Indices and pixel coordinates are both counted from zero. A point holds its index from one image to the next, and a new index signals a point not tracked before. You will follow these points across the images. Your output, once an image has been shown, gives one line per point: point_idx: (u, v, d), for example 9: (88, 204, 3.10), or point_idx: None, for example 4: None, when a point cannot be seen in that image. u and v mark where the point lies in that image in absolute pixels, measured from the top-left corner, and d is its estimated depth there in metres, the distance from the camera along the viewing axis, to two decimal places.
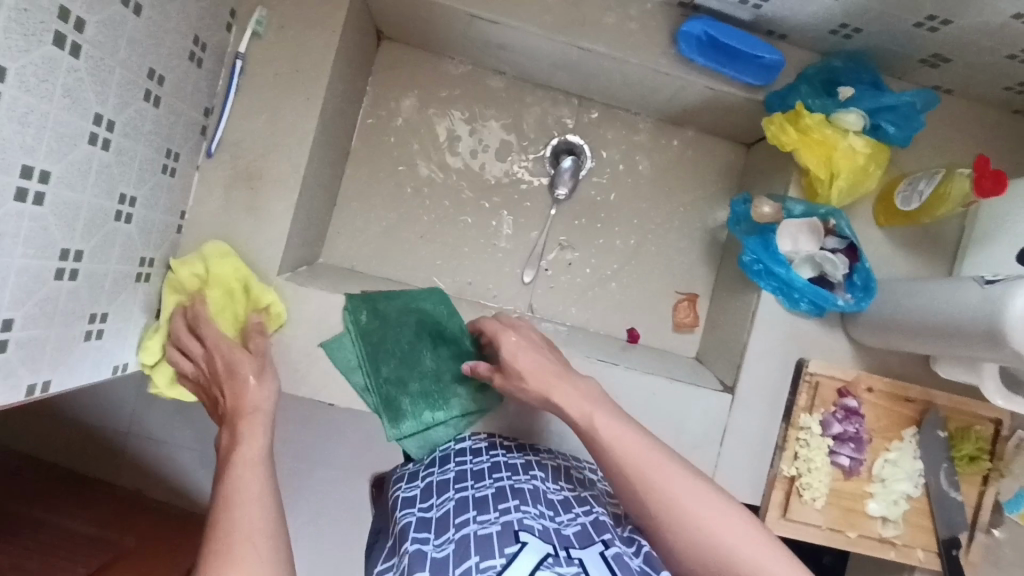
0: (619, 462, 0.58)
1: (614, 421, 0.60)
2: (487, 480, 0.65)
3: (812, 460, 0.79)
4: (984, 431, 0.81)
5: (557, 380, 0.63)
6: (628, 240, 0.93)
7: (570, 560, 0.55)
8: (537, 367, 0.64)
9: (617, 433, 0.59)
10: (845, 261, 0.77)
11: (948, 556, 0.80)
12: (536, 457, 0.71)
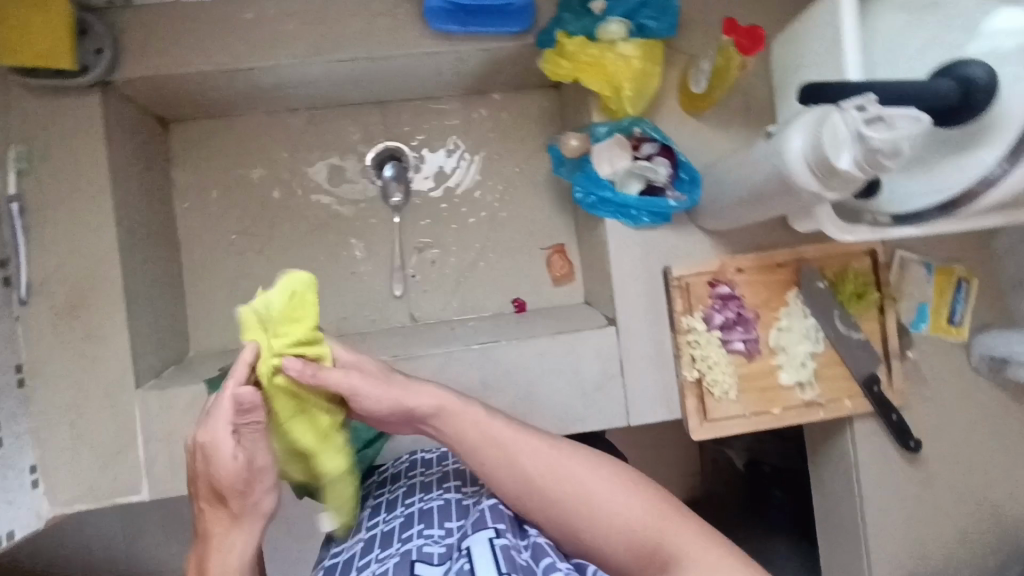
0: (499, 447, 0.60)
1: (488, 414, 0.61)
2: (399, 508, 0.66)
3: (708, 357, 0.80)
4: (861, 265, 0.83)
5: (416, 397, 0.59)
6: (480, 218, 0.93)
7: (460, 558, 0.54)
8: (382, 394, 0.58)
9: (494, 422, 0.61)
10: (664, 162, 0.78)
11: (873, 394, 0.82)
12: (455, 466, 0.72)
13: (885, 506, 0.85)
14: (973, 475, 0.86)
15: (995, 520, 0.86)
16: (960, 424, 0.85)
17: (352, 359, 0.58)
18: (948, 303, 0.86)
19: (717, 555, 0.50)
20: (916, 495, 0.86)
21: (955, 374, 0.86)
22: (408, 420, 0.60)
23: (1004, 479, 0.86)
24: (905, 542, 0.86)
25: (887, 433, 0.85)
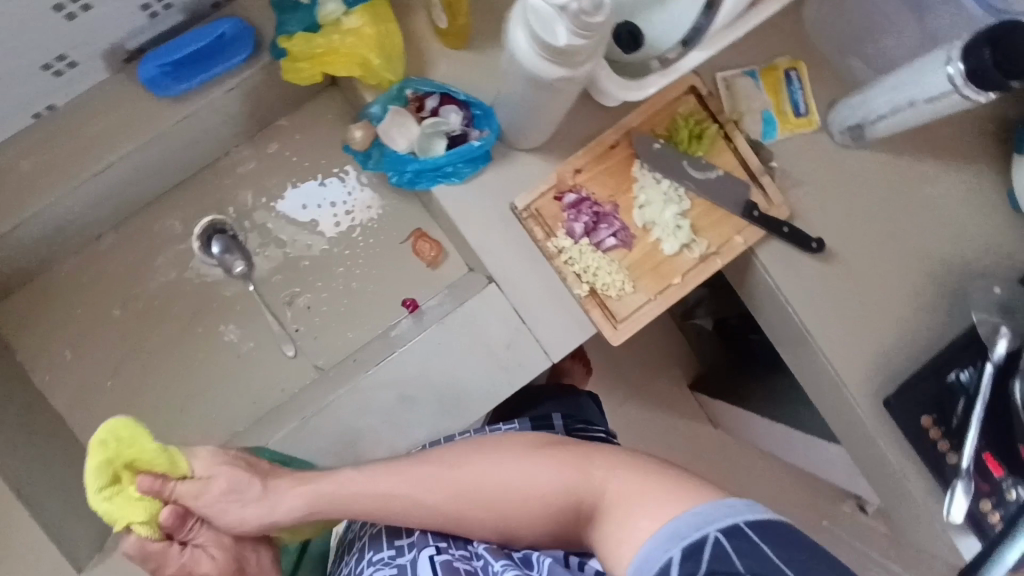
0: (416, 491, 0.60)
1: (379, 469, 0.63)
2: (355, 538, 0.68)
3: (589, 268, 0.79)
4: (688, 108, 0.82)
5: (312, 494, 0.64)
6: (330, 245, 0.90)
7: None
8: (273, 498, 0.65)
9: (401, 467, 0.62)
10: (450, 109, 0.76)
11: (756, 218, 0.81)
12: None
13: (822, 309, 0.86)
14: (882, 240, 0.87)
15: (923, 268, 0.87)
16: (846, 202, 0.86)
17: (228, 474, 0.65)
18: (788, 98, 0.84)
19: (634, 480, 0.52)
20: (843, 284, 0.86)
21: (822, 159, 0.85)
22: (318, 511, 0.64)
23: (910, 229, 0.87)
24: (855, 330, 0.86)
25: (789, 245, 0.84)
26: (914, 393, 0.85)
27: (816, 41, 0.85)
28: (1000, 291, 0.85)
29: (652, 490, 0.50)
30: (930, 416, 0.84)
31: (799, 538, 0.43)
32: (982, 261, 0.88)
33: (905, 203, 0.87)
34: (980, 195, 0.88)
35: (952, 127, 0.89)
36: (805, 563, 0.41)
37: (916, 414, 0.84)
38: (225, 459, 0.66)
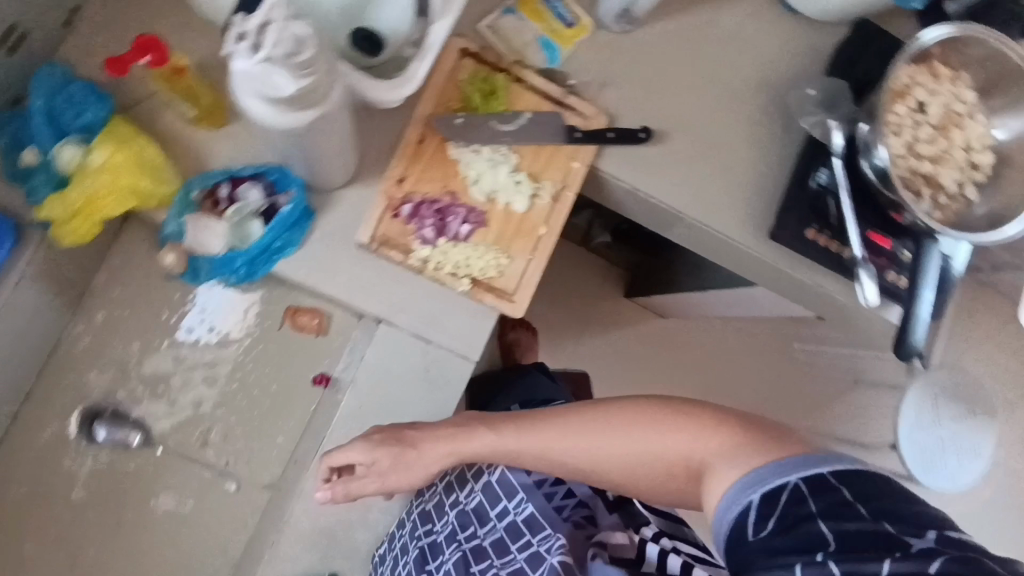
0: (536, 447, 0.68)
1: (502, 431, 0.71)
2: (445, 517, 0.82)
3: (460, 262, 0.78)
4: (471, 69, 0.81)
5: (445, 437, 0.73)
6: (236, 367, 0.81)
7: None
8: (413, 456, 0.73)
9: (519, 433, 0.70)
10: (246, 187, 0.72)
11: (580, 138, 0.83)
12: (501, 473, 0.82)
13: (679, 184, 0.89)
14: (696, 97, 0.91)
15: (742, 102, 0.92)
16: (648, 83, 0.89)
17: (384, 449, 0.72)
18: (552, 16, 0.85)
19: (742, 439, 0.56)
20: (685, 153, 0.90)
21: (610, 54, 0.88)
22: (450, 453, 0.73)
23: (715, 75, 0.91)
24: (717, 186, 0.90)
25: (621, 145, 0.87)
26: (793, 213, 0.89)
27: None
28: (816, 91, 0.90)
29: (754, 448, 0.54)
30: (814, 227, 0.89)
31: (877, 484, 0.48)
32: (785, 71, 0.93)
33: (700, 55, 0.91)
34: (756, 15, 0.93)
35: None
36: (879, 503, 0.46)
37: (803, 230, 0.89)
38: (375, 444, 0.72)
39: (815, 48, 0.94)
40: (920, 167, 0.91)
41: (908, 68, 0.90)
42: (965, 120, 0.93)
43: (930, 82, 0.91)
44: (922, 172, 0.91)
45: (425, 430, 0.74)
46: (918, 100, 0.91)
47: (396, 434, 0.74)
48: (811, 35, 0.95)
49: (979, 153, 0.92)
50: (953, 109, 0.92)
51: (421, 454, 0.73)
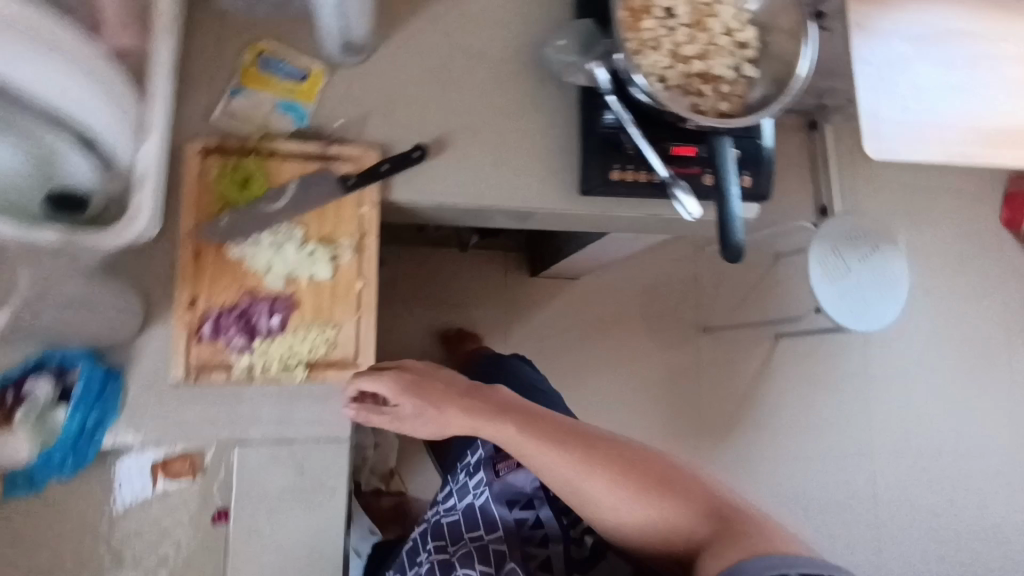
0: (562, 475, 0.75)
1: (554, 447, 0.75)
2: (450, 530, 0.94)
3: (285, 353, 0.76)
4: (220, 163, 0.79)
5: (473, 403, 0.77)
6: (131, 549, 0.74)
7: None
8: (441, 410, 0.76)
9: (565, 456, 0.74)
10: (29, 382, 0.70)
11: (355, 184, 0.81)
12: (528, 499, 0.97)
13: (477, 181, 0.89)
14: (456, 93, 0.90)
15: (504, 77, 0.91)
16: (405, 101, 0.88)
17: (410, 396, 0.75)
18: (279, 78, 0.83)
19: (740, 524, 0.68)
20: (469, 149, 0.90)
21: (354, 89, 0.86)
22: (469, 411, 0.77)
23: (466, 64, 0.90)
24: (513, 167, 0.90)
25: (402, 170, 0.85)
26: (592, 162, 0.89)
27: (249, 14, 0.83)
28: (565, 42, 0.90)
29: (738, 532, 0.66)
30: (616, 166, 0.89)
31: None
32: (532, 30, 0.93)
33: (443, 52, 0.90)
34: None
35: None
36: None
37: (606, 174, 0.89)
38: (401, 391, 0.74)
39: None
40: (694, 68, 0.90)
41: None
42: (714, 7, 0.93)
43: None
44: (698, 71, 0.91)
45: (459, 395, 0.78)
46: (662, 9, 0.91)
47: (425, 381, 0.77)
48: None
49: (740, 30, 0.92)
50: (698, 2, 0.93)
51: (453, 405, 0.76)
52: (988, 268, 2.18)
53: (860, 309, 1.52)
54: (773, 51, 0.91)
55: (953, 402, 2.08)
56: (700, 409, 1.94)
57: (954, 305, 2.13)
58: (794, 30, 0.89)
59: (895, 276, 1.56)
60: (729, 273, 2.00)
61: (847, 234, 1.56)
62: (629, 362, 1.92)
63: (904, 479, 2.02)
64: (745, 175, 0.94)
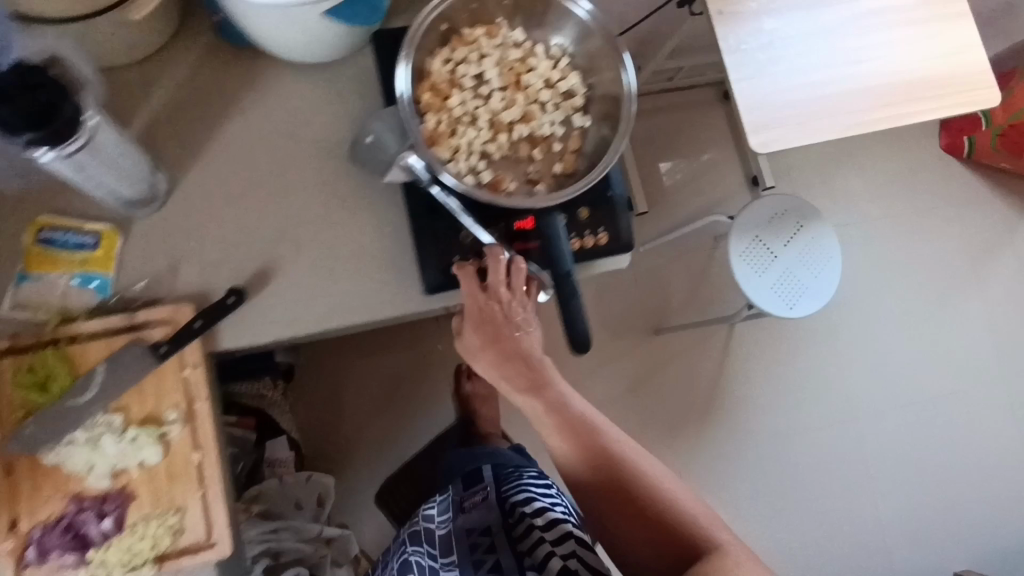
0: (601, 463, 0.85)
1: (612, 435, 0.88)
2: (429, 542, 1.06)
3: (127, 554, 0.72)
4: (18, 363, 0.73)
5: (512, 360, 0.85)
6: None
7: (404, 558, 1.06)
8: (492, 365, 0.86)
9: (599, 445, 0.86)
10: None
11: (169, 350, 0.75)
12: (495, 515, 1.03)
13: (312, 306, 0.82)
14: (270, 216, 0.83)
15: (318, 185, 0.85)
16: (217, 237, 0.82)
17: (473, 291, 0.80)
18: (68, 252, 0.77)
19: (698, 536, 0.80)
20: (297, 273, 0.83)
21: (155, 239, 0.80)
22: (506, 377, 0.86)
23: (274, 182, 0.84)
24: (350, 278, 0.84)
25: (223, 319, 0.79)
26: (428, 261, 0.82)
27: (24, 191, 0.78)
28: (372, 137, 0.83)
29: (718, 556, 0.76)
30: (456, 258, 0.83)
31: None
32: (342, 124, 0.85)
33: (245, 174, 0.83)
34: (272, 95, 0.84)
35: (185, 83, 0.82)
36: None
37: (446, 271, 0.82)
38: (479, 294, 0.80)
39: (357, 80, 0.86)
40: (519, 133, 0.84)
41: (435, 56, 0.80)
42: (528, 57, 0.84)
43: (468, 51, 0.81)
44: (524, 135, 0.84)
45: (508, 358, 0.85)
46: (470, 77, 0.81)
47: (492, 330, 0.83)
48: (338, 72, 0.86)
49: (560, 77, 0.85)
50: (509, 56, 0.83)
51: (493, 357, 0.85)
52: (948, 194, 2.05)
53: (795, 296, 1.45)
54: (599, 92, 0.85)
55: (940, 342, 1.96)
56: (673, 412, 1.84)
57: (921, 241, 2.00)
58: (613, 71, 0.82)
59: (826, 254, 1.49)
60: (673, 266, 1.88)
61: (778, 211, 1.49)
62: (587, 383, 1.81)
63: (903, 433, 1.91)
64: (601, 232, 0.86)
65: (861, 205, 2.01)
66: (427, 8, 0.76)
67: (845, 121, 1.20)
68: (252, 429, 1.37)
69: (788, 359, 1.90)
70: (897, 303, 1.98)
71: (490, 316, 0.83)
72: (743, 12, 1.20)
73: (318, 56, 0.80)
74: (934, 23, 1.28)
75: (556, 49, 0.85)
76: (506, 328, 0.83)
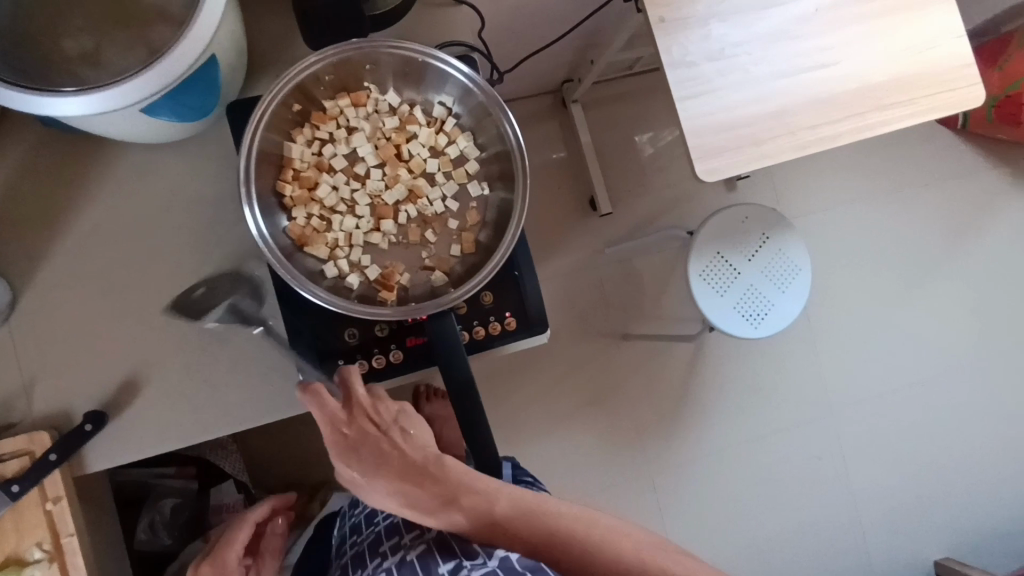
0: (540, 537, 0.71)
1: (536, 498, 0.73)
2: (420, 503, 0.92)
3: None
4: None
5: (407, 474, 0.70)
6: None
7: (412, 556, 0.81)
8: (392, 497, 0.69)
9: (530, 515, 0.72)
10: None
11: (19, 490, 0.69)
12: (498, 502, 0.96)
13: (188, 416, 0.77)
14: (134, 318, 0.77)
15: (186, 281, 0.78)
16: (79, 351, 0.75)
17: (327, 414, 0.69)
18: None
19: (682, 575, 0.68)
20: (168, 381, 0.77)
21: (12, 361, 0.74)
22: (398, 495, 0.69)
23: (137, 281, 0.77)
24: (229, 382, 0.78)
25: (86, 443, 0.73)
26: (307, 367, 0.75)
27: None
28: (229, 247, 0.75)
29: None
30: (343, 363, 0.76)
31: None
32: (212, 215, 0.79)
33: (102, 273, 0.77)
34: (126, 183, 0.78)
35: (29, 177, 0.76)
36: None
37: (331, 377, 0.76)
38: (344, 420, 0.70)
39: (224, 166, 0.79)
40: (407, 215, 0.77)
41: (297, 140, 0.74)
42: (407, 123, 0.77)
43: (334, 129, 0.75)
44: (415, 215, 0.77)
45: (399, 473, 0.69)
46: (341, 158, 0.76)
47: (371, 444, 0.70)
48: (201, 154, 0.79)
49: (446, 142, 0.77)
50: (384, 125, 0.76)
51: (387, 478, 0.69)
52: (978, 172, 1.76)
53: (759, 314, 1.35)
54: (490, 153, 0.77)
55: (967, 342, 1.71)
56: (658, 444, 1.60)
57: (941, 229, 1.73)
58: (497, 130, 0.73)
59: (792, 265, 1.38)
60: (650, 269, 1.66)
61: (741, 219, 1.38)
62: (560, 414, 1.59)
63: (922, 453, 1.67)
64: (507, 316, 0.78)
65: (874, 190, 1.72)
66: (266, 92, 0.66)
67: (798, 140, 1.10)
68: (194, 478, 1.26)
69: (789, 377, 1.65)
70: (917, 304, 1.70)
71: (360, 435, 0.69)
72: (687, 19, 1.09)
73: (157, 135, 0.72)
74: (909, 10, 1.15)
75: (439, 110, 0.77)
76: (388, 440, 0.70)
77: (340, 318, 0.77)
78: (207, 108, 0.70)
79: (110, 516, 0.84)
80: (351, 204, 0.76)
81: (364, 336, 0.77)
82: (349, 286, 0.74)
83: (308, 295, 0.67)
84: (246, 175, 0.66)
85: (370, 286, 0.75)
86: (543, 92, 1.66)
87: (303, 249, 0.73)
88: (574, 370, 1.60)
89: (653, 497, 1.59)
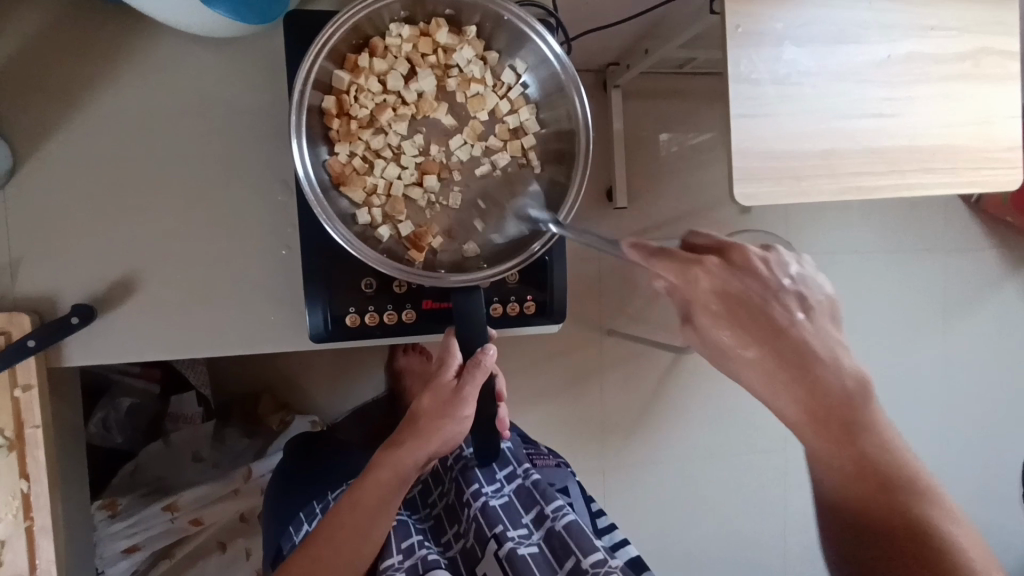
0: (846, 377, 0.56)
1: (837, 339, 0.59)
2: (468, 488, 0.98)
3: None
4: None
5: (741, 291, 0.59)
6: None
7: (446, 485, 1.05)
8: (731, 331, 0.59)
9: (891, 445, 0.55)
10: None
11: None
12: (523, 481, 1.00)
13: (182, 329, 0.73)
14: (143, 215, 0.72)
15: (205, 188, 0.73)
16: (79, 234, 0.71)
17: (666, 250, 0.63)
18: None
19: None
20: (169, 287, 0.73)
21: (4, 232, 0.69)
22: (729, 289, 0.60)
23: (154, 174, 0.72)
24: (231, 301, 0.74)
25: (70, 335, 0.69)
26: (317, 304, 0.72)
27: None
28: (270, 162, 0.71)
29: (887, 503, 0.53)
30: (354, 310, 0.73)
31: None
32: (247, 122, 0.74)
33: (114, 163, 0.71)
34: (163, 70, 0.72)
35: (55, 39, 0.70)
36: None
37: (338, 321, 0.73)
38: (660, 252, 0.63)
39: (269, 76, 0.74)
40: (450, 177, 0.73)
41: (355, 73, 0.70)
42: (471, 81, 0.72)
43: (393, 70, 0.70)
44: (460, 180, 0.74)
45: (767, 334, 0.57)
46: (394, 103, 0.71)
47: (804, 387, 0.56)
48: (243, 60, 0.73)
49: (508, 110, 0.73)
50: (448, 78, 0.72)
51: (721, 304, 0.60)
52: (982, 248, 1.78)
53: None
54: (552, 131, 0.74)
55: (932, 405, 1.76)
56: (624, 442, 1.58)
57: (933, 297, 1.76)
58: (567, 109, 0.71)
59: None
60: None
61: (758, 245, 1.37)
62: (538, 391, 1.55)
63: None
64: (526, 301, 0.77)
65: (882, 243, 1.73)
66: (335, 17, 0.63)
67: (836, 183, 1.09)
68: (156, 381, 1.22)
69: None
70: (896, 361, 1.74)
71: (745, 288, 0.60)
72: (761, 35, 1.04)
73: (204, 27, 0.66)
74: (970, 80, 1.13)
75: (508, 76, 0.73)
76: (773, 303, 0.59)
77: (362, 264, 0.74)
78: (265, 16, 0.65)
79: (76, 413, 0.80)
80: (397, 152, 0.72)
81: (381, 288, 0.74)
82: (378, 238, 0.71)
83: (336, 236, 0.64)
84: (299, 100, 0.64)
85: (399, 241, 0.72)
86: (588, 69, 1.60)
87: (339, 187, 0.70)
88: (559, 352, 1.55)
89: (604, 487, 1.58)
